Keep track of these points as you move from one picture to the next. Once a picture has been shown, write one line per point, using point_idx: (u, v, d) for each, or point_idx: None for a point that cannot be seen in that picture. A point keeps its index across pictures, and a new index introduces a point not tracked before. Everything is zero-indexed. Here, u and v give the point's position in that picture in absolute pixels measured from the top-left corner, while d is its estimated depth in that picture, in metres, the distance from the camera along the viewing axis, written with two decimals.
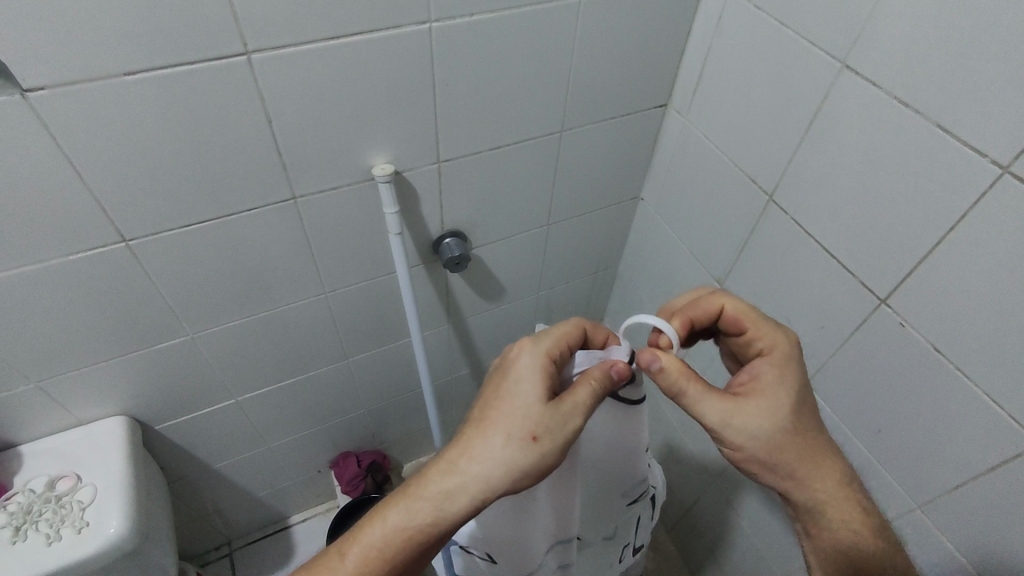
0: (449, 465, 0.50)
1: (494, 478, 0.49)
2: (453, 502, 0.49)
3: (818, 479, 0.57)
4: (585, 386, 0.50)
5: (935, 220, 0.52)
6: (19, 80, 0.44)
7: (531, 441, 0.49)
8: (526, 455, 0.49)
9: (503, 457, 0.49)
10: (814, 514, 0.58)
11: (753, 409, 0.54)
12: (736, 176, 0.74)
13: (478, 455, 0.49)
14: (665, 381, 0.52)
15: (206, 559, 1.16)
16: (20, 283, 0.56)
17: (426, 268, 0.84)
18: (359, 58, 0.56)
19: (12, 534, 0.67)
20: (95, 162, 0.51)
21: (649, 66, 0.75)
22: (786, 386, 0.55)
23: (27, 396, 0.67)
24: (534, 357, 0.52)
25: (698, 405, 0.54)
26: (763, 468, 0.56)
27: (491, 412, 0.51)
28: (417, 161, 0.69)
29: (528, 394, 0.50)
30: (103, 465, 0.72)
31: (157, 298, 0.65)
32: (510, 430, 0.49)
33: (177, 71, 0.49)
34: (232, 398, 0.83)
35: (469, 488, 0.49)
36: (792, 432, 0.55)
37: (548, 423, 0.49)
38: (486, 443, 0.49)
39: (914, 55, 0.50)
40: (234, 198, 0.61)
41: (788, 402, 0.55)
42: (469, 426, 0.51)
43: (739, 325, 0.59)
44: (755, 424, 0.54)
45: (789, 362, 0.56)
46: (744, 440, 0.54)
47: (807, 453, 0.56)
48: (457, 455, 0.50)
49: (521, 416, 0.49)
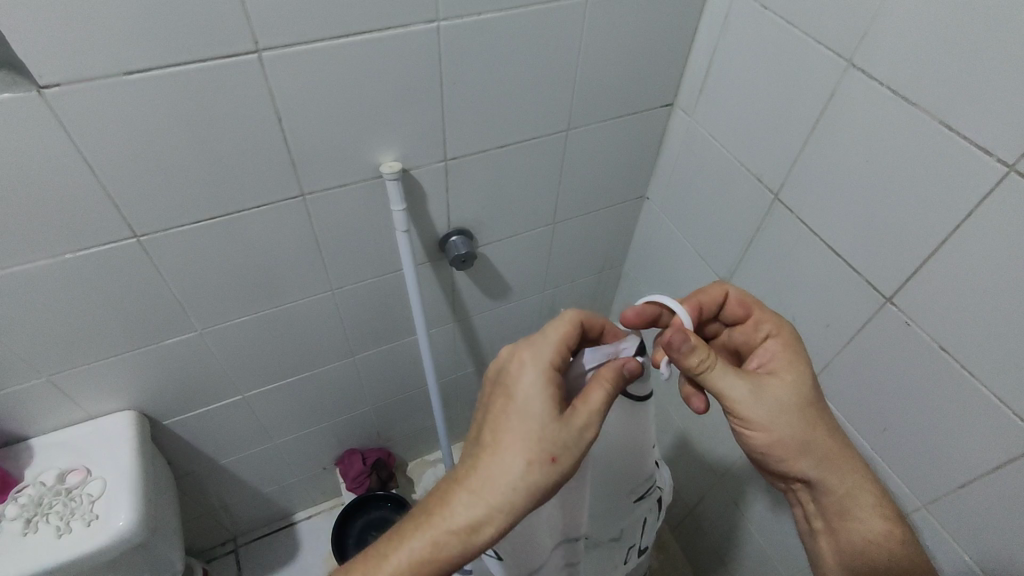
0: (471, 495, 0.49)
1: (517, 502, 0.49)
2: (481, 530, 0.49)
3: (842, 462, 0.57)
4: (599, 390, 0.50)
5: (940, 219, 0.52)
6: (36, 77, 0.45)
7: (551, 462, 0.49)
8: (547, 476, 0.49)
9: (526, 481, 0.49)
10: (841, 503, 0.58)
11: (777, 383, 0.55)
12: (741, 175, 0.75)
13: (500, 482, 0.49)
14: (694, 361, 0.52)
15: (212, 555, 1.17)
16: (33, 277, 0.57)
17: (432, 265, 0.84)
18: (367, 57, 0.57)
19: (23, 526, 0.68)
20: (108, 158, 0.52)
21: (655, 65, 0.75)
22: (804, 361, 0.57)
23: (39, 389, 0.68)
24: (539, 372, 0.51)
25: (722, 386, 0.54)
26: (794, 449, 0.56)
27: (507, 435, 0.50)
28: (425, 159, 0.69)
29: (545, 414, 0.49)
30: (112, 459, 0.72)
31: (168, 293, 0.66)
32: (530, 454, 0.48)
33: (189, 67, 0.50)
34: (239, 394, 0.84)
35: (493, 515, 0.49)
36: (817, 409, 0.56)
37: (567, 442, 0.49)
38: (507, 470, 0.49)
39: (919, 54, 0.50)
40: (244, 195, 0.61)
41: (808, 376, 0.56)
42: (485, 450, 0.50)
43: (746, 309, 0.60)
44: (781, 400, 0.55)
45: (799, 340, 0.58)
46: (771, 417, 0.55)
47: (831, 432, 0.57)
48: (477, 483, 0.50)
49: (540, 438, 0.49)
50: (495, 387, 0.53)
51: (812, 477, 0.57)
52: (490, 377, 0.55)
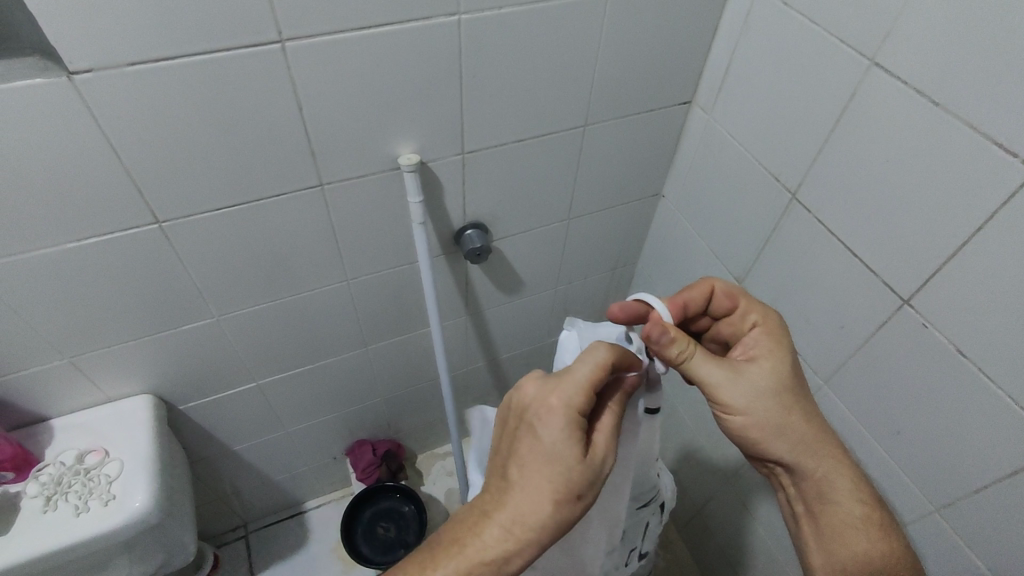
0: (503, 533, 0.49)
1: (544, 537, 0.50)
2: (510, 562, 0.50)
3: (821, 446, 0.57)
4: (609, 413, 0.53)
5: (961, 220, 0.52)
6: (66, 62, 0.46)
7: (576, 499, 0.50)
8: (572, 513, 0.50)
9: (556, 518, 0.49)
10: (820, 488, 0.57)
11: (755, 369, 0.56)
12: (759, 173, 0.74)
13: (531, 521, 0.49)
14: (673, 352, 0.52)
15: (223, 540, 1.18)
16: (57, 260, 0.58)
17: (447, 258, 0.85)
18: (389, 48, 0.57)
19: (44, 503, 0.69)
20: (132, 143, 0.53)
21: (674, 62, 0.75)
22: (785, 349, 0.57)
23: (60, 371, 0.69)
24: (568, 421, 0.49)
25: (701, 372, 0.55)
26: (771, 433, 0.55)
27: (534, 475, 0.49)
28: (443, 152, 0.70)
29: (571, 457, 0.49)
30: (130, 441, 0.74)
31: (187, 279, 0.67)
32: (558, 496, 0.49)
33: (213, 56, 0.51)
34: (255, 381, 0.85)
35: (524, 550, 0.50)
36: (794, 393, 0.56)
37: (590, 481, 0.50)
38: (537, 510, 0.49)
39: (944, 55, 0.50)
40: (265, 184, 0.62)
41: (789, 364, 0.56)
42: (513, 489, 0.50)
43: (732, 301, 0.60)
44: (758, 384, 0.55)
45: (784, 328, 0.58)
46: (748, 400, 0.55)
47: (809, 417, 0.56)
48: (507, 520, 0.49)
49: (567, 479, 0.49)
50: (520, 423, 0.52)
51: (790, 461, 0.57)
52: (511, 406, 0.54)
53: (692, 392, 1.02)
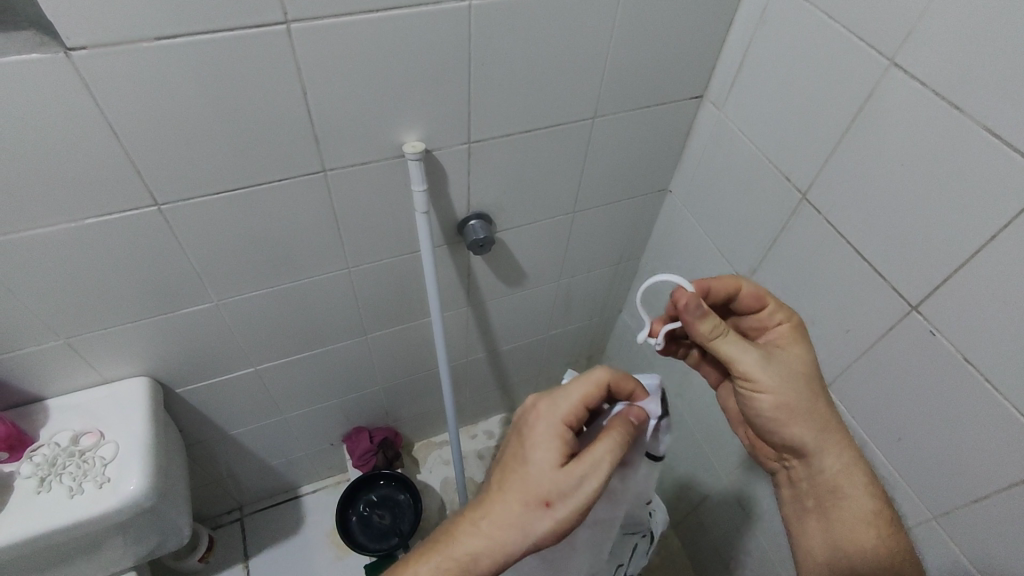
0: (471, 527, 0.51)
1: (510, 540, 0.50)
2: (478, 565, 0.51)
3: (837, 439, 0.57)
4: (605, 441, 0.51)
5: (976, 227, 0.51)
6: (64, 38, 0.45)
7: (545, 507, 0.50)
8: (543, 522, 0.50)
9: (525, 522, 0.50)
10: (835, 481, 0.58)
11: (785, 355, 0.56)
12: (769, 172, 0.73)
13: (498, 518, 0.51)
14: (706, 326, 0.53)
15: (218, 522, 1.18)
16: (52, 240, 0.57)
17: (449, 248, 0.84)
18: (396, 31, 0.56)
19: (37, 484, 0.68)
20: (132, 122, 0.52)
21: (687, 55, 0.74)
22: (809, 343, 0.58)
23: (56, 351, 0.68)
24: (550, 429, 0.52)
25: (733, 354, 0.55)
26: (797, 416, 0.56)
27: (512, 475, 0.52)
28: (448, 141, 0.68)
29: (544, 461, 0.51)
30: (126, 424, 0.73)
31: (186, 261, 0.66)
32: (526, 497, 0.50)
33: (216, 37, 0.49)
34: (252, 365, 0.85)
35: (490, 552, 0.50)
36: (819, 382, 0.56)
37: (562, 490, 0.50)
38: (504, 508, 0.51)
39: (968, 53, 0.48)
40: (267, 168, 0.61)
41: (813, 356, 0.57)
42: (491, 487, 0.53)
43: (759, 299, 0.60)
44: (789, 369, 0.56)
45: (803, 325, 0.59)
46: (778, 383, 0.55)
47: (829, 408, 0.57)
48: (478, 516, 0.52)
49: (536, 483, 0.50)
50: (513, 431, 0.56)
51: (811, 447, 0.57)
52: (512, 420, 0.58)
53: (692, 388, 1.02)
